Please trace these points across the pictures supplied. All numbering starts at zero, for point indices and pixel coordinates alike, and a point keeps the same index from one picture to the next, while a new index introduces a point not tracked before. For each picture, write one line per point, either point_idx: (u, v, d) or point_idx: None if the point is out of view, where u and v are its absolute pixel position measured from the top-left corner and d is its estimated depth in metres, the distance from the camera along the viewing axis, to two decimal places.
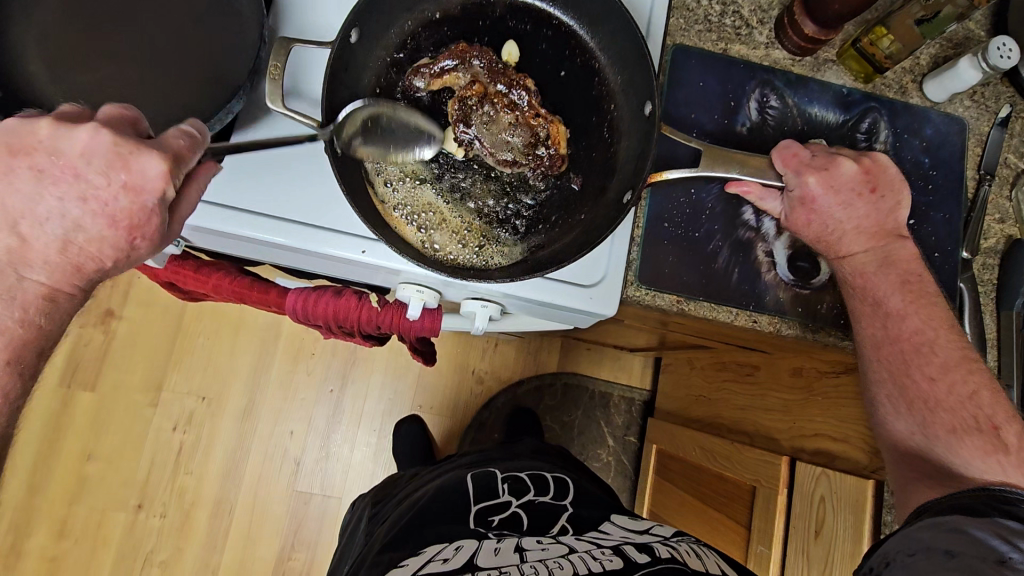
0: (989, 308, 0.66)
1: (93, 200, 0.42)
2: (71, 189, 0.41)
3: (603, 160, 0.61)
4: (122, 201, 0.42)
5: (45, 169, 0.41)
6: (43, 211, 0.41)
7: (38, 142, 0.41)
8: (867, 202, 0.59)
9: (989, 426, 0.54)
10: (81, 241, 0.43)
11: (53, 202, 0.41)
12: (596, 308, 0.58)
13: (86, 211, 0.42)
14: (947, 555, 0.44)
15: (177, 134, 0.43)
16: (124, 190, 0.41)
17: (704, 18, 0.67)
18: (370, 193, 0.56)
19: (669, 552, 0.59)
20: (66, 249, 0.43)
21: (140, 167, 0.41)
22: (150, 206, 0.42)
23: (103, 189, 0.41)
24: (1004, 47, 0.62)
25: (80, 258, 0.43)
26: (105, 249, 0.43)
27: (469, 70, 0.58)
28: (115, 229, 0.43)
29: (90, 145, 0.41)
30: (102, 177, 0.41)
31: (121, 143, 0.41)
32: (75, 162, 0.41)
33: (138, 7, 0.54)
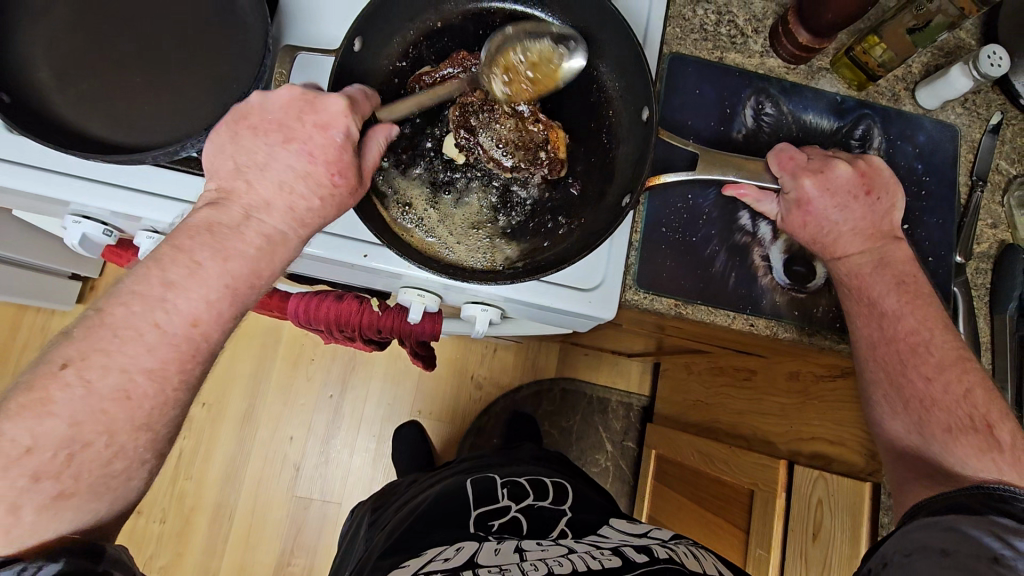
0: (983, 311, 0.67)
1: (293, 140, 0.48)
2: (277, 137, 0.48)
3: (601, 165, 0.62)
4: (316, 137, 0.48)
5: (259, 125, 0.48)
6: (264, 159, 0.48)
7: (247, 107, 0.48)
8: (863, 204, 0.60)
9: (984, 426, 0.53)
10: (288, 180, 0.48)
11: (265, 145, 0.48)
12: (594, 311, 0.59)
13: (291, 152, 0.48)
14: (942, 554, 0.45)
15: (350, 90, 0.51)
16: (316, 128, 0.48)
17: (699, 27, 0.69)
18: (381, 205, 0.57)
19: (668, 554, 0.60)
20: (281, 188, 0.48)
21: (325, 105, 0.48)
22: (339, 140, 0.48)
23: (301, 131, 0.48)
24: (994, 56, 0.62)
25: (294, 199, 0.48)
26: (311, 189, 0.48)
27: (469, 76, 0.60)
28: (314, 165, 0.48)
29: (288, 98, 0.48)
30: (301, 122, 0.48)
31: (310, 93, 0.48)
32: (277, 114, 0.48)
33: (144, 15, 0.55)
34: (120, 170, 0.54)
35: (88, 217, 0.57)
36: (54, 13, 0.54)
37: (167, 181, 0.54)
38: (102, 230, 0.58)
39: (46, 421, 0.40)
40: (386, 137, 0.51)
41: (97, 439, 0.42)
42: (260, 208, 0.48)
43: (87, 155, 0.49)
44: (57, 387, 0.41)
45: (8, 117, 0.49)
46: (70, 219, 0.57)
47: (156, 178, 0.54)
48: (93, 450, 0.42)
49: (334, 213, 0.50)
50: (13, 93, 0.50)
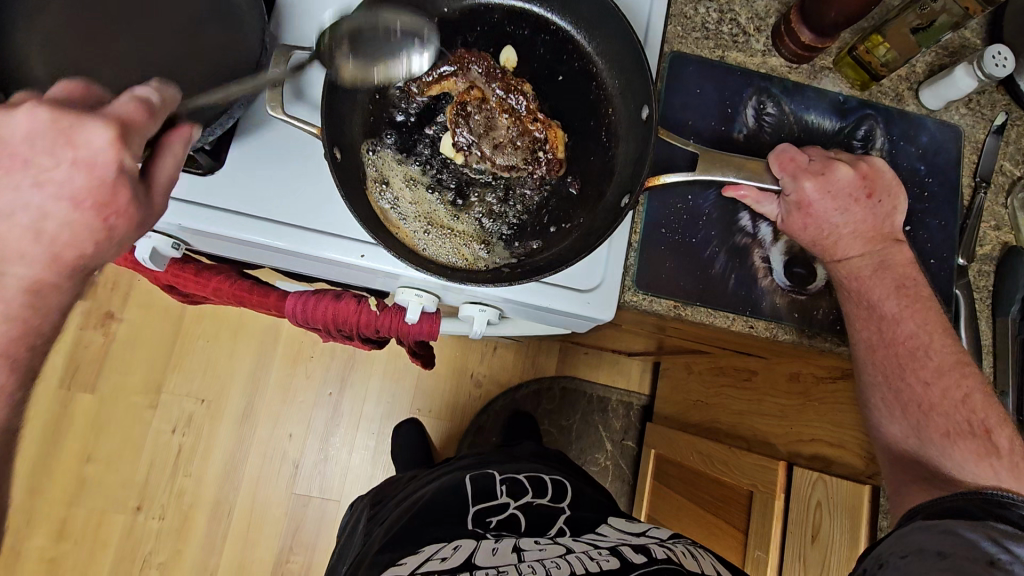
0: (985, 314, 0.66)
1: (45, 182, 0.39)
2: (24, 177, 0.39)
3: (601, 164, 0.61)
4: (77, 179, 0.39)
5: (2, 161, 0.39)
6: (7, 202, 0.39)
7: None
8: (864, 206, 0.60)
9: (982, 430, 0.54)
10: (49, 230, 0.40)
11: (12, 191, 0.39)
12: (593, 312, 0.58)
13: (46, 196, 0.39)
14: (939, 556, 0.44)
15: (129, 101, 0.40)
16: (75, 166, 0.39)
17: (702, 25, 0.68)
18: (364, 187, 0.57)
19: (665, 554, 0.59)
20: (45, 240, 0.40)
21: (86, 140, 0.38)
22: (110, 177, 0.39)
23: (56, 170, 0.39)
24: (999, 56, 0.62)
25: (58, 247, 0.41)
26: (82, 236, 0.41)
27: (467, 75, 0.60)
28: (82, 209, 0.40)
29: (33, 126, 0.38)
30: (51, 157, 0.39)
31: (62, 119, 0.38)
32: (18, 146, 0.38)
33: (139, 13, 0.54)
34: None
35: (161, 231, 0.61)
36: (48, 9, 0.53)
37: None
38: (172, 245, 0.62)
39: None
40: (186, 141, 0.43)
41: None
42: (13, 260, 0.40)
43: None
44: None
45: None
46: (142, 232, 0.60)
47: None
48: None
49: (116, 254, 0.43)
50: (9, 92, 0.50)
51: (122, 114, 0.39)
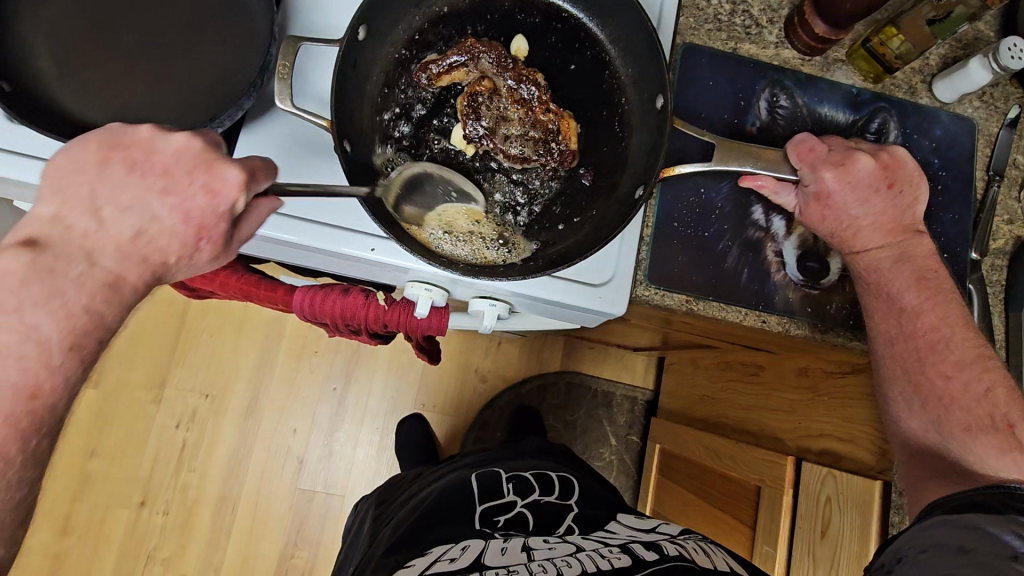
0: (998, 308, 0.66)
1: (170, 193, 0.42)
2: (155, 183, 0.42)
3: (614, 154, 0.60)
4: (196, 199, 0.43)
5: (137, 163, 0.42)
6: (126, 200, 0.42)
7: (133, 138, 0.42)
8: (884, 198, 0.59)
9: (1004, 424, 0.53)
10: (149, 233, 0.43)
11: (137, 187, 0.42)
12: (604, 307, 0.58)
13: (165, 206, 0.42)
14: (960, 551, 0.44)
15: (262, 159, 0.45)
16: (200, 189, 0.42)
17: (714, 17, 0.67)
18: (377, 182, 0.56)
19: (677, 551, 0.59)
20: (137, 241, 0.42)
21: (220, 174, 0.42)
22: (221, 211, 0.43)
23: (185, 190, 0.42)
24: (1015, 47, 0.61)
25: (147, 252, 0.43)
26: (173, 245, 0.44)
27: (478, 65, 0.59)
28: (185, 226, 0.43)
29: (184, 151, 0.43)
30: (186, 175, 0.42)
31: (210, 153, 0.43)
32: (165, 162, 0.42)
33: (146, 2, 0.54)
34: None
35: None
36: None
37: None
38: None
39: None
40: (271, 207, 0.47)
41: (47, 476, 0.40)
42: (101, 254, 0.42)
43: None
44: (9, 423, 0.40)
45: (13, 109, 0.47)
46: None
47: None
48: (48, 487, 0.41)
49: (186, 268, 0.46)
50: (16, 83, 0.49)
51: (252, 165, 0.44)
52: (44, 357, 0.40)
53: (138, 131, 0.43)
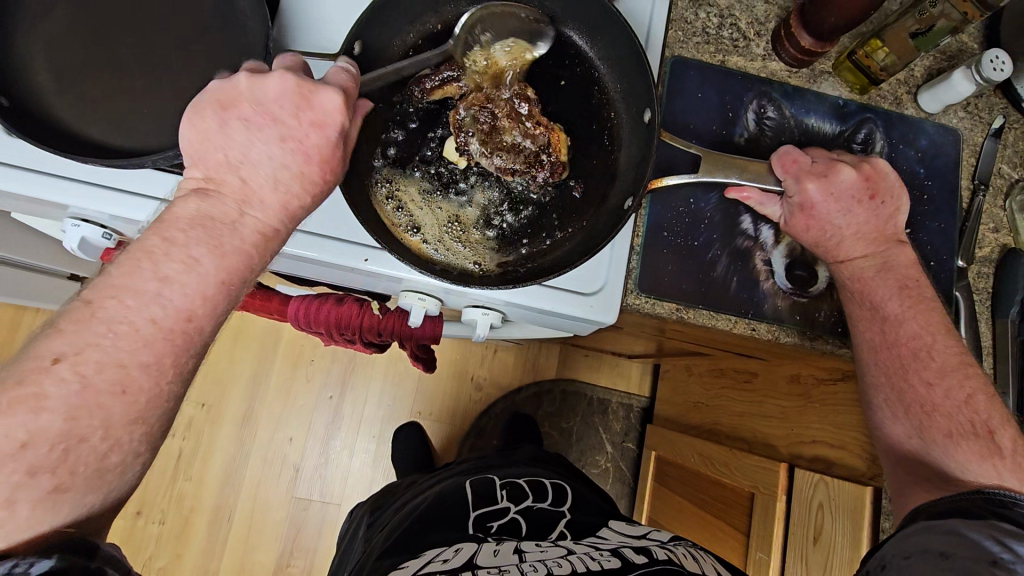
0: (985, 315, 0.67)
1: (288, 137, 0.45)
2: (272, 132, 0.45)
3: (604, 167, 0.62)
4: (312, 136, 0.45)
5: (247, 117, 0.44)
6: (253, 155, 0.45)
7: (235, 94, 0.44)
8: (867, 208, 0.60)
9: (984, 430, 0.54)
10: (284, 180, 0.46)
11: (260, 145, 0.45)
12: (595, 315, 0.58)
13: (286, 152, 0.45)
14: (942, 557, 0.45)
15: (338, 70, 0.48)
16: (312, 126, 0.45)
17: (702, 30, 0.68)
18: (370, 195, 0.57)
19: (666, 555, 0.60)
20: (277, 190, 0.46)
21: (322, 101, 0.45)
22: (334, 138, 0.46)
23: (296, 128, 0.45)
24: (997, 60, 0.62)
25: (289, 198, 0.46)
26: (305, 187, 0.47)
27: (468, 80, 0.59)
28: (309, 163, 0.46)
29: (283, 89, 0.44)
30: (294, 115, 0.45)
31: (305, 83, 0.45)
32: (270, 107, 0.45)
33: (141, 17, 0.55)
34: (120, 173, 0.53)
35: (87, 220, 0.56)
36: (52, 15, 0.53)
37: (163, 184, 0.54)
38: (101, 234, 0.58)
39: None
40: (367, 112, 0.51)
41: (93, 435, 0.38)
42: (253, 206, 0.45)
43: (86, 158, 0.49)
44: None
45: (10, 122, 0.48)
46: (69, 222, 0.57)
47: (162, 183, 0.54)
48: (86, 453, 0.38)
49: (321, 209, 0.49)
50: (14, 98, 0.50)
51: (342, 85, 0.47)
52: (199, 287, 0.42)
53: (236, 85, 0.45)
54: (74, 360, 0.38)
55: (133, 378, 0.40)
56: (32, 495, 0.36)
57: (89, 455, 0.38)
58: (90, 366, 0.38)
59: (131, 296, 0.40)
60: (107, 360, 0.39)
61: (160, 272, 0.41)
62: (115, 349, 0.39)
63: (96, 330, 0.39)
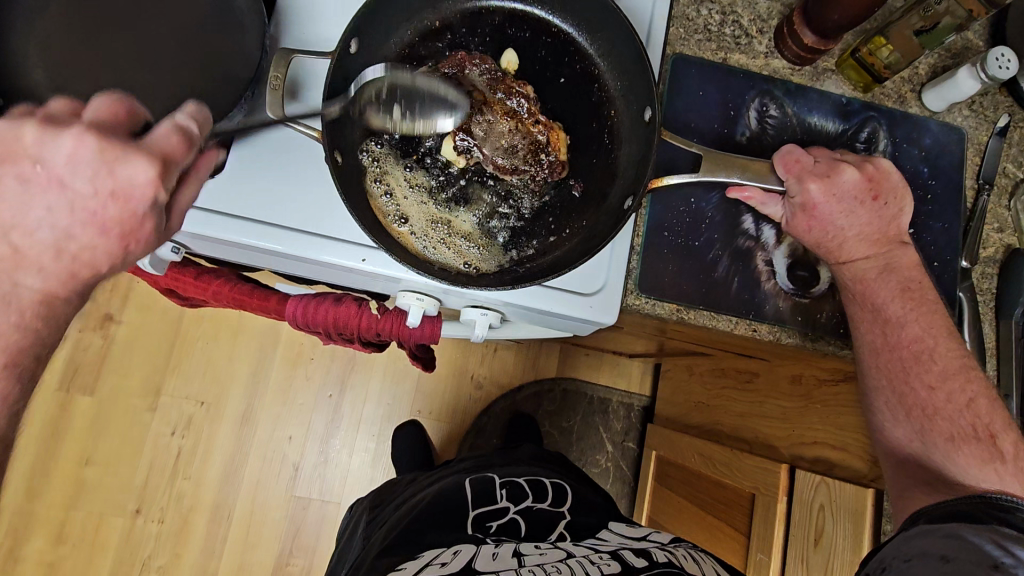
0: (988, 316, 0.66)
1: (78, 207, 0.38)
2: (59, 197, 0.38)
3: (604, 166, 0.61)
4: (110, 209, 0.39)
5: (31, 177, 0.38)
6: (5, 215, 0.38)
7: (20, 146, 0.37)
8: (870, 209, 0.59)
9: (987, 435, 0.54)
10: (69, 248, 0.40)
11: (18, 207, 0.38)
12: (595, 315, 0.58)
13: (73, 220, 0.39)
14: (943, 560, 0.44)
15: (169, 131, 0.40)
16: (111, 198, 0.38)
17: (703, 27, 0.67)
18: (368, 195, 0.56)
19: (666, 558, 0.59)
20: (58, 258, 0.40)
21: (126, 174, 0.38)
22: (142, 212, 0.39)
23: (89, 197, 0.38)
24: (1003, 58, 0.61)
25: (74, 266, 0.40)
26: (101, 257, 0.40)
27: (467, 79, 0.59)
28: (105, 235, 0.40)
29: (78, 150, 0.37)
30: (89, 183, 0.38)
31: (110, 149, 0.38)
32: (59, 169, 0.38)
33: (135, 15, 0.54)
34: None
35: None
36: (45, 12, 0.53)
37: None
38: None
39: None
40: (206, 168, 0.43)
41: None
42: (26, 273, 0.40)
43: None
44: None
45: None
46: None
47: None
48: None
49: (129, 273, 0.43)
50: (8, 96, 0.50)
51: (161, 151, 0.39)
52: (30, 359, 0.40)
53: (23, 136, 0.37)
54: None
55: None
56: None
57: None
58: None
59: None
60: None
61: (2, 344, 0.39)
62: None
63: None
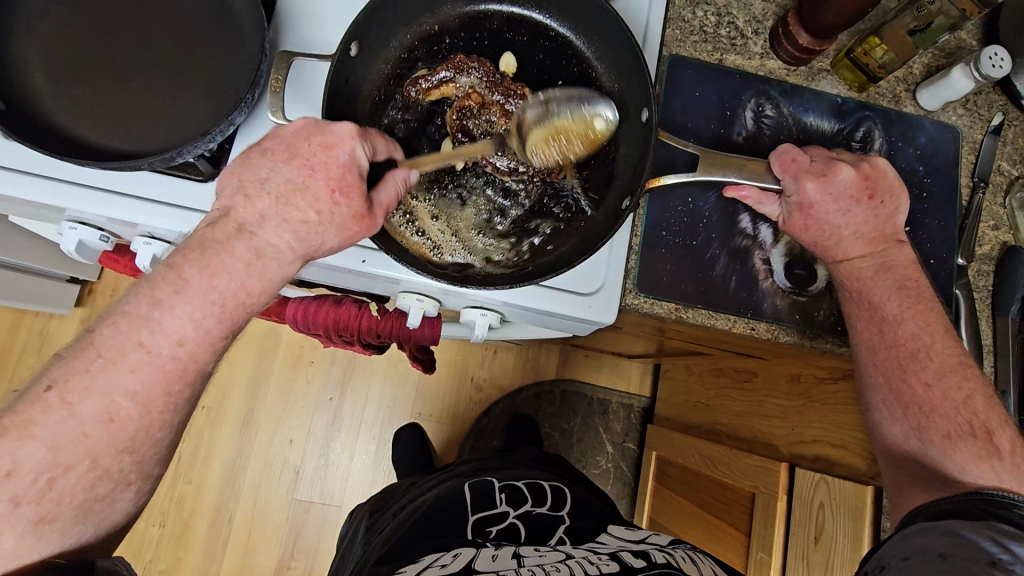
0: (985, 313, 0.67)
1: (295, 157, 0.49)
2: (283, 156, 0.49)
3: (602, 167, 0.61)
4: (320, 154, 0.49)
5: (267, 148, 0.49)
6: (258, 175, 0.48)
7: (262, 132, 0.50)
8: (866, 208, 0.60)
9: (983, 433, 0.54)
10: (285, 194, 0.48)
11: (271, 164, 0.48)
12: (594, 315, 0.58)
13: (294, 167, 0.49)
14: (941, 557, 0.44)
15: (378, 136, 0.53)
16: (322, 147, 0.49)
17: (699, 29, 0.68)
18: None
19: (666, 559, 0.59)
20: (277, 203, 0.48)
21: (334, 128, 0.49)
22: (344, 159, 0.49)
23: (306, 149, 0.49)
24: (995, 57, 0.62)
25: (285, 213, 0.48)
26: (313, 208, 0.49)
27: (467, 81, 0.60)
28: (316, 178, 0.49)
29: (302, 124, 0.50)
30: (307, 140, 0.49)
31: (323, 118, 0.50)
32: (287, 137, 0.49)
33: (136, 19, 0.54)
34: (117, 176, 0.53)
35: (84, 222, 0.56)
36: (48, 17, 0.53)
37: (161, 187, 0.54)
38: (100, 237, 0.58)
39: (28, 444, 0.41)
40: (405, 179, 0.52)
41: (78, 462, 0.43)
42: (254, 225, 0.48)
43: (82, 161, 0.48)
44: (39, 409, 0.42)
45: (4, 124, 0.48)
46: (65, 225, 0.56)
47: (159, 185, 0.54)
48: (74, 474, 0.43)
49: (330, 233, 0.49)
50: (10, 100, 0.50)
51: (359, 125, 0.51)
52: (186, 312, 0.46)
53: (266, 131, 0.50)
54: (64, 387, 0.43)
55: (120, 406, 0.44)
56: (19, 523, 0.41)
57: (74, 482, 0.43)
58: (77, 393, 0.43)
59: (125, 323, 0.45)
60: (93, 388, 0.44)
61: (154, 298, 0.46)
62: (105, 378, 0.44)
63: (88, 358, 0.44)
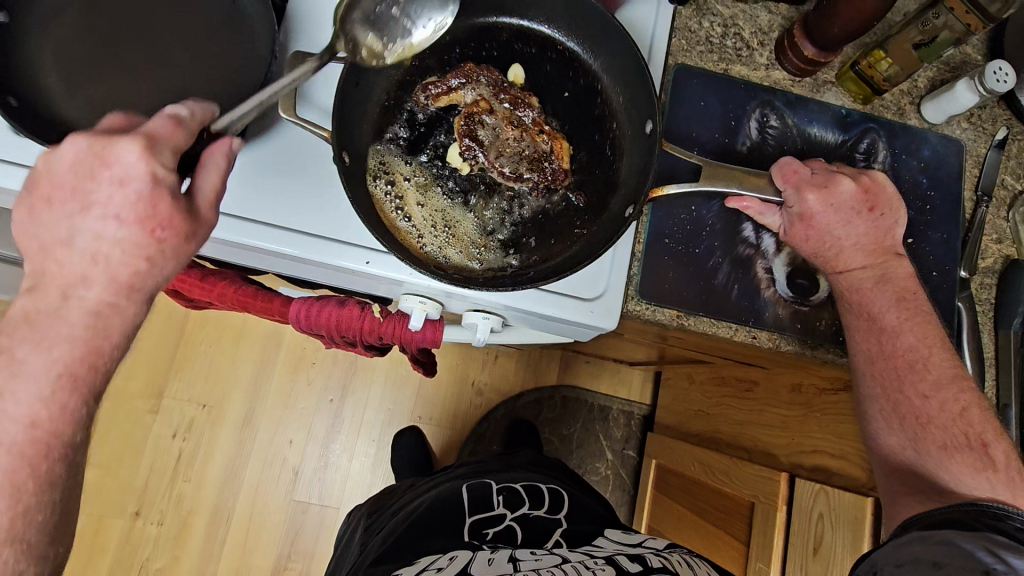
0: (987, 326, 0.67)
1: (95, 208, 0.40)
2: (73, 206, 0.40)
3: (606, 176, 0.62)
4: (118, 197, 0.40)
5: (50, 196, 0.41)
6: (65, 232, 0.40)
7: (42, 172, 0.41)
8: (866, 220, 0.60)
9: (979, 444, 0.55)
10: (102, 251, 0.41)
11: (71, 221, 0.41)
12: (596, 320, 0.58)
13: (100, 222, 0.40)
14: (935, 566, 0.44)
15: (166, 119, 0.41)
16: (115, 187, 0.40)
17: (705, 39, 0.69)
18: (374, 200, 0.56)
19: (662, 563, 0.59)
20: (101, 266, 0.41)
21: (118, 157, 0.39)
22: (147, 193, 0.40)
23: (102, 194, 0.40)
24: (1001, 71, 0.61)
25: (114, 268, 0.41)
26: (131, 255, 0.41)
27: (475, 88, 0.61)
28: (133, 227, 0.41)
29: (74, 155, 0.40)
30: (93, 180, 0.40)
31: (93, 142, 0.40)
32: (66, 180, 0.40)
33: (148, 21, 0.55)
34: None
35: None
36: (62, 18, 0.54)
37: None
38: None
39: None
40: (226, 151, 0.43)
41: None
42: (76, 287, 0.41)
43: None
44: None
45: (17, 122, 0.49)
46: None
47: None
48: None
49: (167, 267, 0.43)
50: (23, 98, 0.51)
51: (154, 134, 0.40)
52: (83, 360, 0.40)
53: (46, 163, 0.41)
54: None
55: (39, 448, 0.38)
56: None
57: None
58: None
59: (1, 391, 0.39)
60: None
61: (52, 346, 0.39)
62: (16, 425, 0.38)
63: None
